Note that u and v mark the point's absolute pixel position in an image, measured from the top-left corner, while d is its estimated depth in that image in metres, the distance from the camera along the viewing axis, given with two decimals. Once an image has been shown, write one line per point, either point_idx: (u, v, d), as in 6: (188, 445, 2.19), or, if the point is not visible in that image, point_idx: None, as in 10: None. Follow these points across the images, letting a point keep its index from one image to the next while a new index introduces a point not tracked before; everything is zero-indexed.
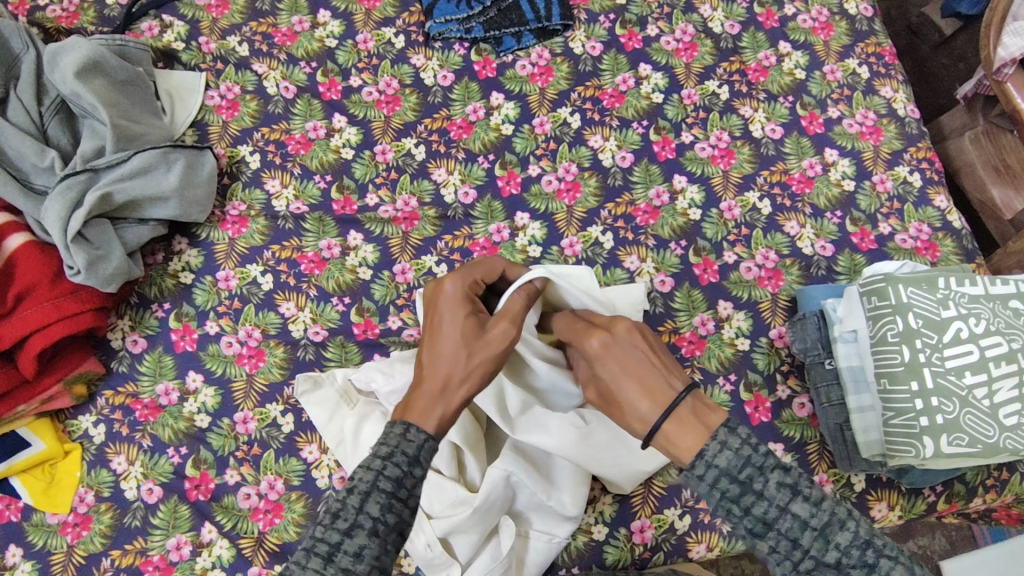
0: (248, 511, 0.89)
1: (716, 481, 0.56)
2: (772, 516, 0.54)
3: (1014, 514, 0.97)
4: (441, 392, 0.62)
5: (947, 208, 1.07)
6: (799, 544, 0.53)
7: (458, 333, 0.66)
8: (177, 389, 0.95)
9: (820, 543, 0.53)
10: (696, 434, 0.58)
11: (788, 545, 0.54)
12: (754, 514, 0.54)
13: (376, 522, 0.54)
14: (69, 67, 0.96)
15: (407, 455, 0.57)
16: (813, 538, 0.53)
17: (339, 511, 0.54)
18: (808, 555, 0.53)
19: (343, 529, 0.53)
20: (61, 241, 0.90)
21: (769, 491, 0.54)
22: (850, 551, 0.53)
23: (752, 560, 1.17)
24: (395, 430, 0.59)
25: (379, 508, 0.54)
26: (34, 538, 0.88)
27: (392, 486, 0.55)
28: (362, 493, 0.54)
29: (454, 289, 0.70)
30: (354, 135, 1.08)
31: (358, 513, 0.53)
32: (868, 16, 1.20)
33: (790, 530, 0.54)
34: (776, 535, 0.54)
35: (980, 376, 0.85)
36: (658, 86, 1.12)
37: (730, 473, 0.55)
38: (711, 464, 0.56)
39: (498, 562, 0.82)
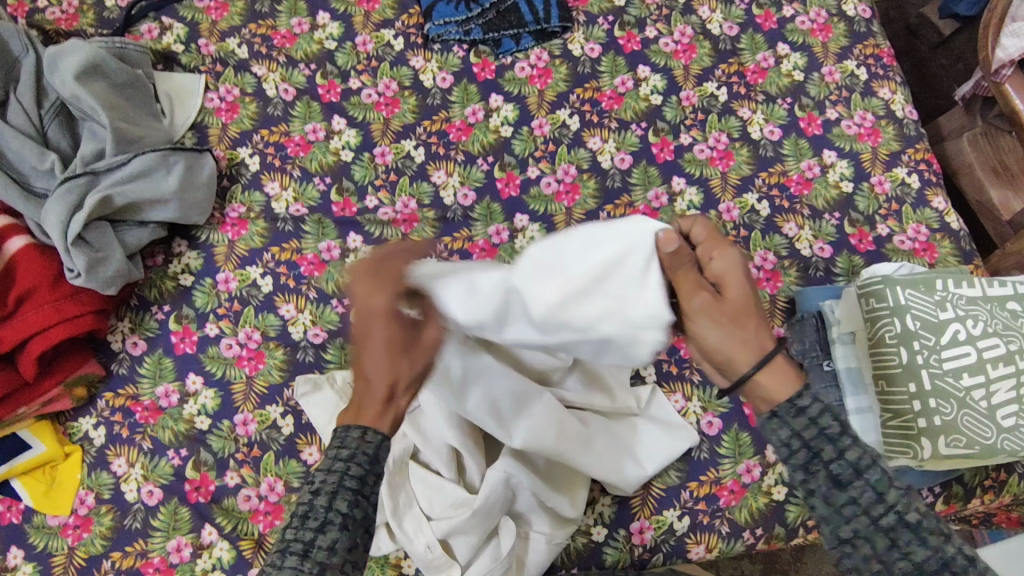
0: (248, 513, 0.89)
1: (819, 415, 0.56)
2: (866, 463, 0.54)
3: (1012, 515, 0.97)
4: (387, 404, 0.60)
5: (945, 210, 1.07)
6: (884, 498, 0.53)
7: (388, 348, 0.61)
8: (177, 391, 0.95)
9: (906, 499, 0.53)
10: (782, 380, 0.58)
11: (871, 497, 0.53)
12: (847, 459, 0.54)
13: (346, 517, 0.53)
14: (69, 70, 0.96)
15: (367, 455, 0.57)
16: (899, 494, 0.53)
17: (307, 512, 0.53)
18: (892, 508, 0.52)
19: (315, 527, 0.52)
20: (61, 244, 0.90)
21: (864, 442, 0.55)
22: (929, 517, 0.52)
23: (752, 561, 1.17)
24: (353, 433, 0.58)
25: (347, 504, 0.54)
26: (35, 540, 0.88)
27: (358, 483, 0.55)
28: (329, 492, 0.54)
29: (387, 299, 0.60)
30: (353, 137, 1.08)
31: (326, 511, 0.53)
32: (867, 17, 1.20)
33: (880, 481, 0.53)
34: (863, 484, 0.53)
35: (977, 378, 0.85)
36: (656, 88, 1.12)
37: (831, 415, 0.56)
38: (816, 399, 0.57)
39: (498, 563, 0.82)
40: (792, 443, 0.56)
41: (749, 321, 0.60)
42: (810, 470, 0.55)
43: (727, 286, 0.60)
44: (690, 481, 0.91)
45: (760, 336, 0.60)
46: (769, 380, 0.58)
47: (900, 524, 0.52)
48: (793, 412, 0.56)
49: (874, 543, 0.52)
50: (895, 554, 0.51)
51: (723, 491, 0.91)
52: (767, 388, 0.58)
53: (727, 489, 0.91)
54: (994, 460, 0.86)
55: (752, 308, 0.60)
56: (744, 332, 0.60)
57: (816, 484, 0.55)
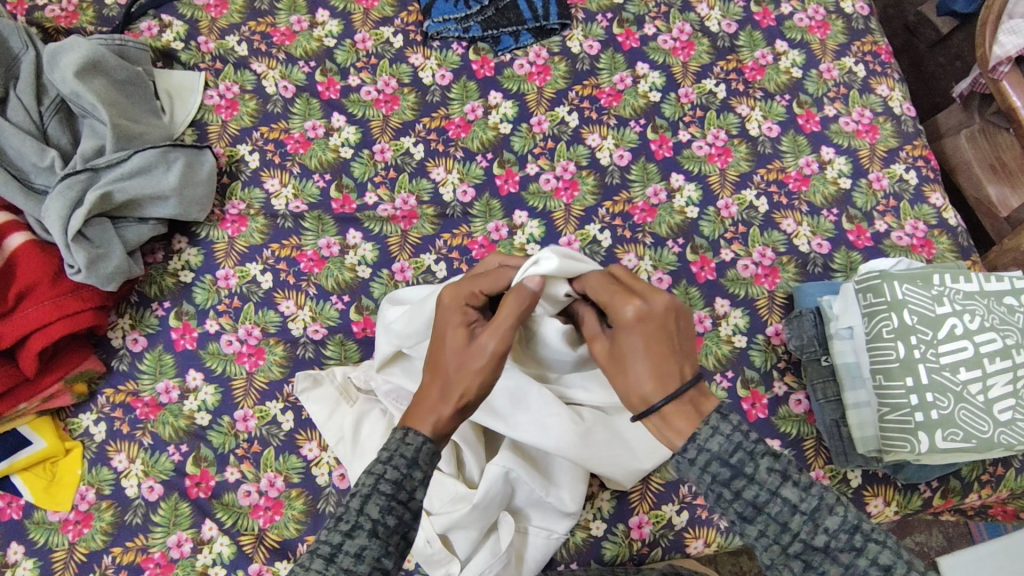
0: (248, 508, 0.89)
1: (708, 462, 0.55)
2: (764, 499, 0.54)
3: (1009, 510, 0.97)
4: (439, 405, 0.62)
5: (942, 206, 1.07)
6: (788, 527, 0.54)
7: (454, 345, 0.65)
8: (178, 387, 0.95)
9: (810, 525, 0.53)
10: (685, 420, 0.57)
11: (778, 529, 0.54)
12: (746, 498, 0.55)
13: (376, 523, 0.55)
14: (69, 67, 0.96)
15: (404, 458, 0.58)
16: (803, 521, 0.53)
17: (342, 514, 0.55)
18: (798, 538, 0.54)
19: (344, 530, 0.54)
20: (62, 240, 0.90)
21: (760, 475, 0.54)
22: (839, 534, 0.53)
23: (750, 557, 1.17)
24: (395, 435, 0.60)
25: (379, 510, 0.55)
26: (35, 536, 0.88)
27: (392, 488, 0.56)
28: (363, 496, 0.56)
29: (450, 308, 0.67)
30: (352, 134, 1.09)
31: (357, 515, 0.55)
32: (865, 14, 1.20)
33: (779, 512, 0.54)
34: (766, 518, 0.54)
35: (975, 372, 0.85)
36: (655, 84, 1.13)
37: (723, 453, 0.55)
38: (716, 432, 0.56)
39: (497, 558, 0.82)
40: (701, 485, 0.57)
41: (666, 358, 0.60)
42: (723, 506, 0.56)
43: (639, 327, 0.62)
44: (689, 476, 0.91)
45: (665, 369, 0.59)
46: (674, 423, 0.57)
47: (807, 550, 0.53)
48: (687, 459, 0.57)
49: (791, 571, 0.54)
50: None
51: None
52: (672, 427, 0.58)
53: None
54: (992, 454, 0.86)
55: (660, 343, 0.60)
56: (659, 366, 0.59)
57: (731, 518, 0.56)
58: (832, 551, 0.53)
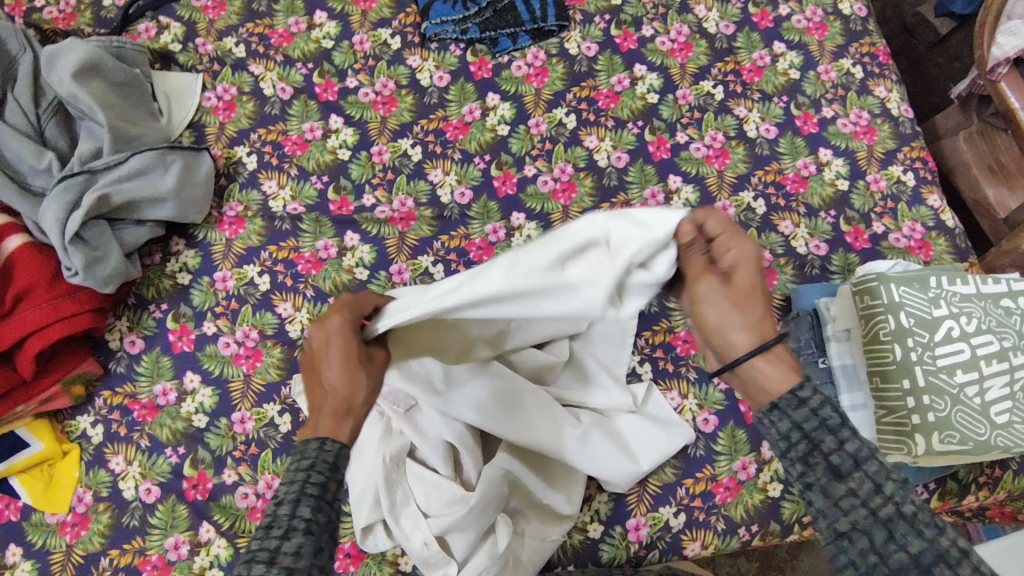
0: (246, 510, 0.89)
1: (821, 407, 0.58)
2: (865, 455, 0.55)
3: (1007, 511, 0.97)
4: (346, 414, 0.63)
5: (940, 208, 1.07)
6: (882, 489, 0.54)
7: (341, 360, 0.65)
8: (175, 389, 0.95)
9: (902, 489, 0.53)
10: (785, 368, 0.62)
11: (871, 487, 0.54)
12: (848, 450, 0.55)
13: (310, 522, 0.54)
14: (67, 69, 0.96)
15: (327, 462, 0.58)
16: (896, 486, 0.54)
17: (272, 522, 0.53)
18: (891, 499, 0.53)
19: (279, 535, 0.52)
20: (60, 242, 0.90)
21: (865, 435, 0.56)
22: (924, 509, 0.53)
23: (748, 559, 1.17)
24: (312, 445, 0.59)
25: (310, 510, 0.54)
26: (33, 538, 0.88)
27: (319, 490, 0.56)
28: (291, 501, 0.54)
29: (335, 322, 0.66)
30: (350, 135, 1.09)
31: (290, 519, 0.53)
32: (863, 15, 1.20)
33: (878, 472, 0.54)
34: (862, 475, 0.54)
35: (971, 374, 0.86)
36: (653, 86, 1.13)
37: (832, 407, 0.58)
38: (819, 391, 0.59)
39: (494, 560, 0.82)
40: (792, 437, 0.58)
41: (757, 306, 0.64)
42: (809, 463, 0.57)
43: (739, 270, 0.64)
44: (686, 478, 0.91)
45: (764, 321, 0.64)
46: (768, 378, 0.62)
47: (897, 516, 0.52)
48: (793, 404, 0.59)
49: (871, 536, 0.52)
50: (890, 547, 0.51)
51: (719, 488, 0.91)
52: (769, 377, 0.62)
53: (723, 486, 0.91)
54: (989, 456, 0.86)
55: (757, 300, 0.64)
56: (753, 314, 0.64)
57: (816, 478, 0.56)
58: (918, 524, 0.52)
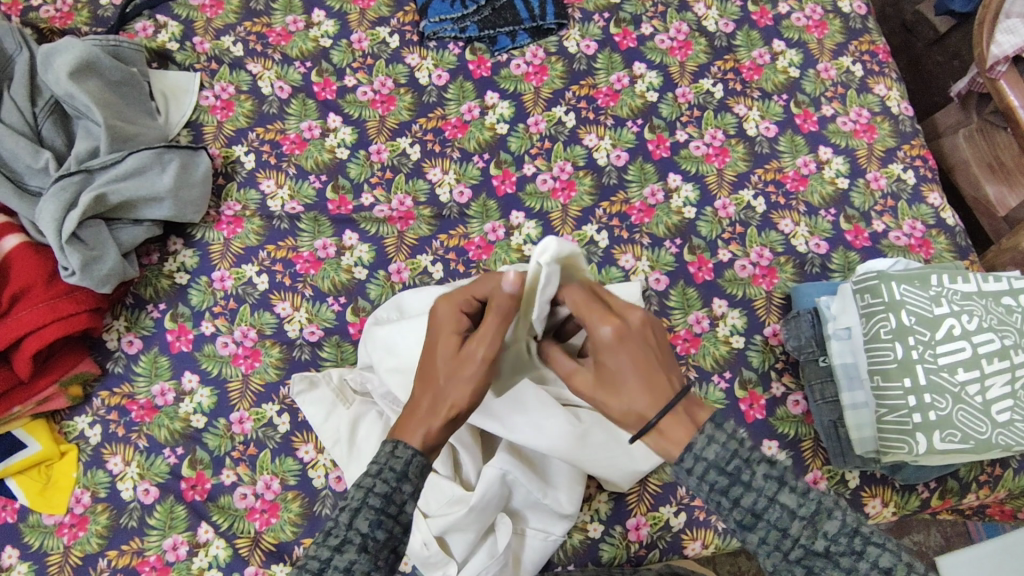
0: (244, 511, 0.89)
1: (704, 474, 0.55)
2: (763, 506, 0.54)
3: (1007, 509, 0.97)
4: (425, 417, 0.61)
5: (940, 206, 1.07)
6: (790, 532, 0.54)
7: (444, 355, 0.65)
8: (173, 389, 0.95)
9: (811, 530, 0.54)
10: (670, 439, 0.57)
11: (778, 535, 0.54)
12: (744, 506, 0.55)
13: (365, 538, 0.55)
14: (63, 68, 0.96)
15: (394, 471, 0.57)
16: (803, 526, 0.54)
17: (330, 529, 0.55)
18: (799, 543, 0.54)
19: (333, 545, 0.54)
20: (56, 242, 0.90)
21: (758, 483, 0.54)
22: (839, 538, 0.54)
23: (749, 558, 1.17)
24: (384, 447, 0.59)
25: (368, 525, 0.55)
26: (30, 539, 0.88)
27: (381, 501, 0.56)
28: (353, 509, 0.55)
29: (444, 314, 0.67)
30: (349, 134, 1.08)
31: (347, 529, 0.55)
32: (863, 13, 1.20)
33: (781, 518, 0.54)
34: (766, 525, 0.55)
35: (973, 372, 0.85)
36: (652, 84, 1.12)
37: (717, 466, 0.55)
38: (700, 457, 0.55)
39: (494, 560, 0.82)
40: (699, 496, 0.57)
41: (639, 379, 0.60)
42: (722, 514, 0.56)
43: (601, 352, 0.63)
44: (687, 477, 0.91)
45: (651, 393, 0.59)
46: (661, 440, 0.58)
47: (809, 554, 0.54)
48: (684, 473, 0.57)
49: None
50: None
51: None
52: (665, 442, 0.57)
53: None
54: (990, 455, 0.86)
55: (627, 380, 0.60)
56: (620, 400, 0.61)
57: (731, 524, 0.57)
58: (833, 555, 0.54)
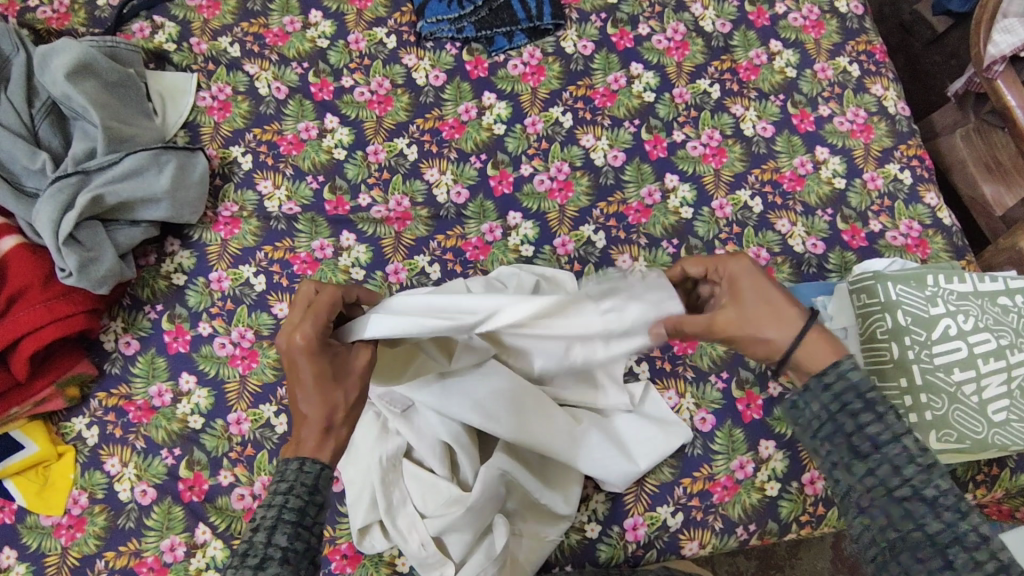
0: (242, 512, 0.89)
1: (842, 391, 0.59)
2: (886, 439, 0.56)
3: (1005, 508, 0.97)
4: (325, 434, 0.61)
5: (937, 205, 1.07)
6: (901, 472, 0.55)
7: (320, 375, 0.63)
8: (171, 390, 0.95)
9: (925, 475, 0.54)
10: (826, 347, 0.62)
11: (890, 470, 0.55)
12: (868, 432, 0.57)
13: (286, 551, 0.52)
14: (60, 69, 0.96)
15: (306, 486, 0.57)
16: (918, 470, 0.55)
17: (247, 550, 0.52)
18: (909, 482, 0.55)
19: (253, 564, 0.51)
20: (53, 243, 0.90)
21: (890, 418, 0.57)
22: (948, 494, 0.54)
23: (747, 557, 1.17)
24: (291, 465, 0.58)
25: (287, 538, 0.53)
26: (27, 541, 0.88)
27: (297, 515, 0.54)
28: (269, 527, 0.53)
29: (308, 333, 0.64)
30: (346, 135, 1.08)
31: (266, 546, 0.52)
32: (860, 13, 1.20)
33: (898, 456, 0.56)
34: (881, 458, 0.56)
35: (969, 372, 0.86)
36: (649, 85, 1.12)
37: (855, 389, 0.59)
38: (843, 375, 0.59)
39: (491, 562, 0.81)
40: (821, 416, 0.59)
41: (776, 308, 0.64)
42: (833, 442, 0.58)
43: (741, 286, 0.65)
44: (684, 477, 0.91)
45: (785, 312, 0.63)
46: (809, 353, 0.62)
47: (913, 496, 0.54)
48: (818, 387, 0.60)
49: (888, 513, 0.55)
50: (910, 524, 0.54)
51: (716, 487, 0.91)
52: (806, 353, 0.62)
53: (721, 485, 0.91)
54: (985, 455, 0.86)
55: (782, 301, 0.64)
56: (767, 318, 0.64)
57: (837, 456, 0.58)
58: (936, 504, 0.54)
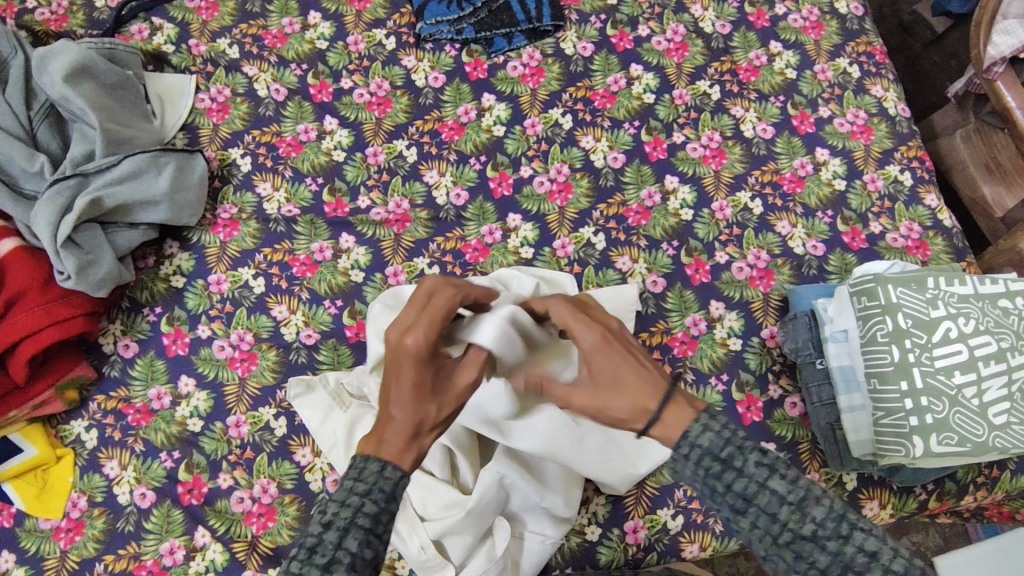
0: (241, 515, 0.89)
1: (701, 455, 0.55)
2: (753, 490, 0.53)
3: (1004, 509, 0.97)
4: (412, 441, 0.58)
5: (938, 207, 1.07)
6: (778, 516, 0.53)
7: (420, 381, 0.60)
8: (170, 393, 0.94)
9: (799, 514, 0.52)
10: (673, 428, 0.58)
11: (767, 519, 0.53)
12: (736, 489, 0.54)
13: (355, 557, 0.51)
14: (58, 71, 0.96)
15: (384, 492, 0.55)
16: (790, 510, 0.52)
17: (316, 546, 0.52)
18: (787, 528, 0.52)
19: (321, 565, 0.50)
20: (52, 246, 0.90)
21: (748, 466, 0.54)
22: (826, 524, 0.52)
23: (747, 558, 1.17)
24: (371, 465, 0.56)
25: (357, 544, 0.52)
26: (27, 544, 0.88)
27: (371, 521, 0.53)
28: (340, 529, 0.52)
29: (420, 338, 0.61)
30: (345, 137, 1.08)
31: (335, 548, 0.51)
32: (860, 14, 1.20)
33: (769, 501, 0.53)
34: (756, 510, 0.53)
35: (970, 375, 0.85)
36: (649, 86, 1.12)
37: (724, 438, 0.56)
38: (695, 442, 0.56)
39: (493, 563, 0.82)
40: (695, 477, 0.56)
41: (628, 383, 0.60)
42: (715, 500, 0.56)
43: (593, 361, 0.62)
44: (684, 479, 0.91)
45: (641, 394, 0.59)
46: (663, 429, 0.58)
47: (798, 538, 0.52)
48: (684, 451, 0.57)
49: (783, 559, 0.53)
50: (805, 566, 0.52)
51: None
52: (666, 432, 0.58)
53: None
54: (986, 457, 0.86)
55: (626, 372, 0.60)
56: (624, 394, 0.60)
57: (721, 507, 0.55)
58: (820, 538, 0.52)
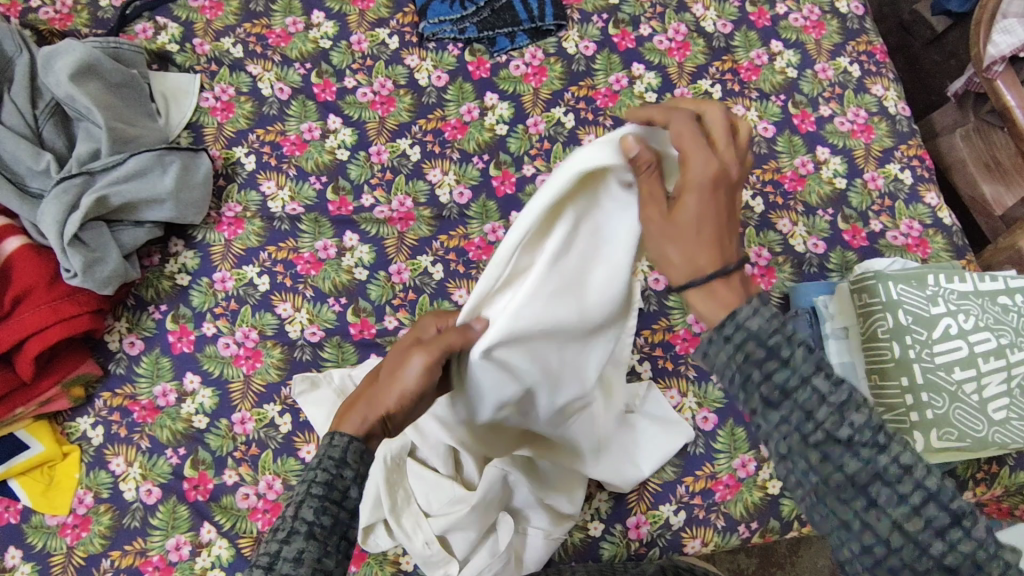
0: (246, 511, 0.89)
1: (744, 342, 0.51)
2: (794, 384, 0.50)
3: (1004, 506, 0.98)
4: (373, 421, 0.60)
5: (938, 205, 1.08)
6: (814, 416, 0.50)
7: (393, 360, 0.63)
8: (175, 390, 0.95)
9: (837, 416, 0.49)
10: (720, 304, 0.54)
11: (801, 417, 0.50)
12: (774, 380, 0.51)
13: (312, 525, 0.52)
14: (64, 70, 0.96)
15: (333, 459, 0.56)
16: (830, 411, 0.49)
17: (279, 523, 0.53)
18: (822, 427, 0.49)
19: (281, 538, 0.52)
20: (58, 244, 0.90)
21: (796, 359, 0.51)
22: (865, 430, 0.49)
23: (748, 555, 1.18)
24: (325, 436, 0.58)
25: (312, 512, 0.53)
26: (34, 540, 0.88)
27: (324, 489, 0.54)
28: (296, 501, 0.53)
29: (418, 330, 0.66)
30: (348, 136, 1.09)
31: (293, 520, 0.53)
32: (860, 14, 1.20)
33: (809, 400, 0.50)
34: (792, 405, 0.50)
35: (969, 371, 0.86)
36: (651, 85, 1.13)
37: (759, 337, 0.51)
38: (741, 326, 0.52)
39: (495, 558, 0.83)
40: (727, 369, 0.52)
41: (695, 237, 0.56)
42: (746, 391, 0.52)
43: (684, 199, 0.56)
44: (687, 475, 0.92)
45: (701, 253, 0.56)
46: (710, 302, 0.55)
47: (829, 440, 0.49)
48: (719, 341, 0.53)
49: (807, 459, 0.50)
50: (829, 468, 0.49)
51: (719, 486, 0.91)
52: (700, 306, 0.55)
53: (723, 483, 0.92)
54: (985, 452, 0.87)
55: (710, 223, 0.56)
56: (689, 242, 0.56)
57: (752, 405, 0.52)
58: (854, 445, 0.49)
